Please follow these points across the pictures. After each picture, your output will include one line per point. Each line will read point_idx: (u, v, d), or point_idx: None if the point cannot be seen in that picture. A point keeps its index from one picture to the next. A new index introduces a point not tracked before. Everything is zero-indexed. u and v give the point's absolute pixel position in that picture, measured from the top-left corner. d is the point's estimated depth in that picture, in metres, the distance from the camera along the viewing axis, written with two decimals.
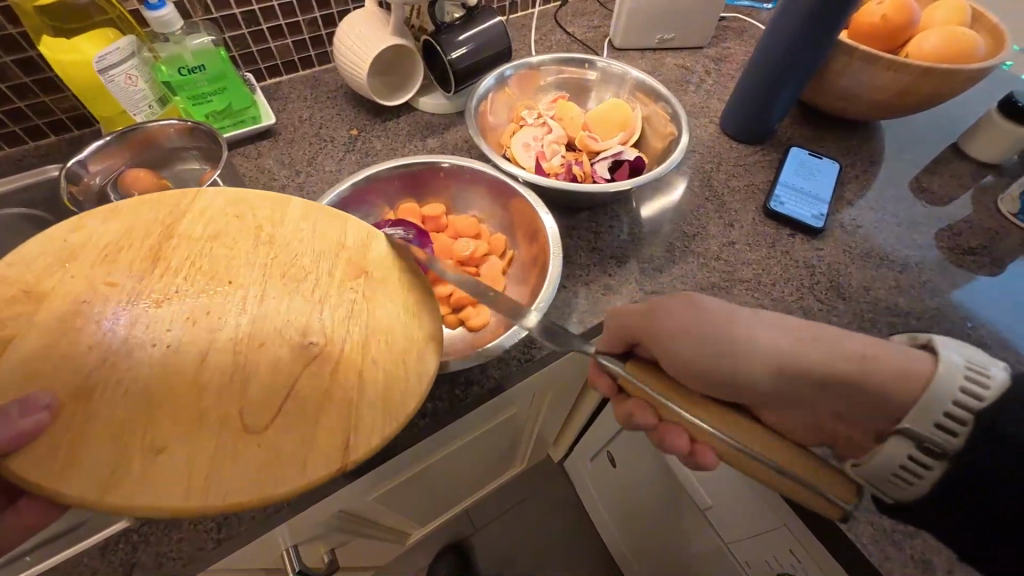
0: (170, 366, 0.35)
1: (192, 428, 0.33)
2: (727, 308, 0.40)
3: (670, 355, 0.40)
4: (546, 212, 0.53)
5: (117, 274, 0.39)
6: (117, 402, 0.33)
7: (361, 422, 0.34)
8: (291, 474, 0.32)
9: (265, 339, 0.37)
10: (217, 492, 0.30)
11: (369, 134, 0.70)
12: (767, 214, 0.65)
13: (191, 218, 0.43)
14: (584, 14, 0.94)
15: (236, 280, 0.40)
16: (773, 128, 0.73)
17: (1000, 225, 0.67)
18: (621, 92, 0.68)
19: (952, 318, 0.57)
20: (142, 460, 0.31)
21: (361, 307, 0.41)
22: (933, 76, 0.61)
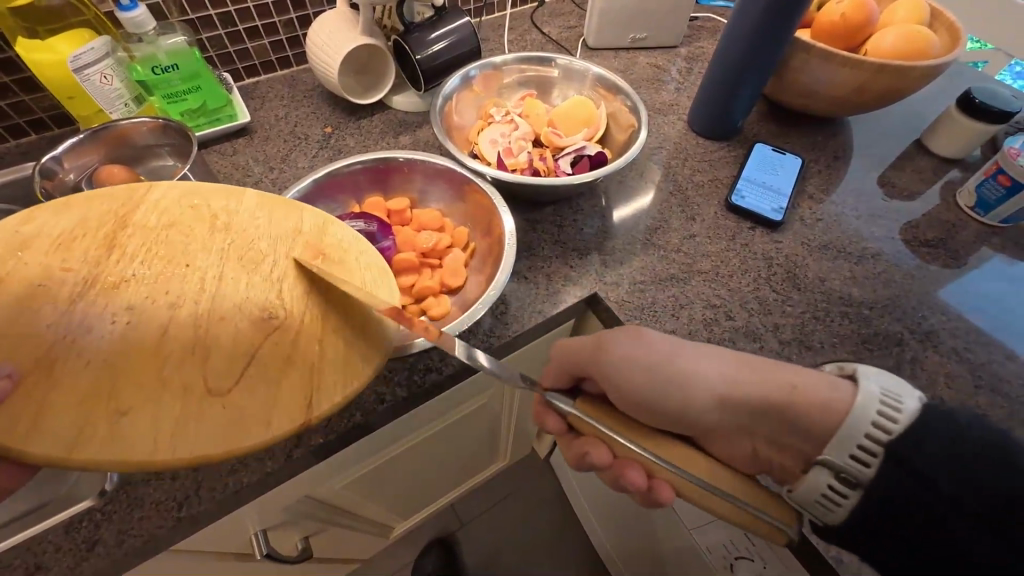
0: (129, 338, 0.35)
1: (155, 396, 0.34)
2: (672, 344, 0.43)
3: (617, 389, 0.43)
4: (507, 211, 0.54)
5: (72, 260, 0.37)
6: (77, 376, 0.33)
7: (324, 381, 0.38)
8: (258, 428, 0.35)
9: (226, 313, 0.38)
10: (185, 447, 0.33)
11: (344, 131, 0.72)
12: (729, 208, 0.66)
13: (146, 208, 0.42)
14: (560, 14, 0.96)
15: (195, 263, 0.40)
16: (739, 124, 0.74)
17: (958, 218, 0.68)
18: (584, 89, 0.70)
19: (906, 308, 0.58)
20: (108, 426, 0.32)
21: (318, 288, 0.43)
22: (887, 73, 0.63)
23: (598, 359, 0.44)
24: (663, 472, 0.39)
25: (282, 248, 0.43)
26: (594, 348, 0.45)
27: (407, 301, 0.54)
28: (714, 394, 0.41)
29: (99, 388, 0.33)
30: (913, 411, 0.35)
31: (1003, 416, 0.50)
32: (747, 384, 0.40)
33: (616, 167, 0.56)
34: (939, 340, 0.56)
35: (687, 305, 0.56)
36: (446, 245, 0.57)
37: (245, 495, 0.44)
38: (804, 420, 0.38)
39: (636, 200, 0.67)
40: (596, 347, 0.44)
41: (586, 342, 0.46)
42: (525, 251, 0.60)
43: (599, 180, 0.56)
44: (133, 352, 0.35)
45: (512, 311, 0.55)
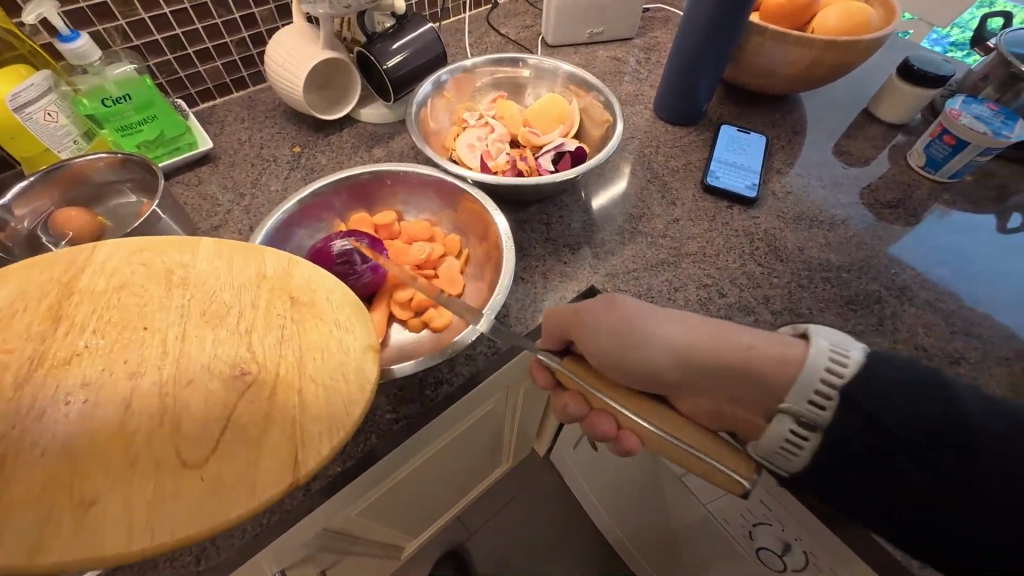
0: (92, 420, 0.33)
1: (123, 480, 0.31)
2: (644, 305, 0.44)
3: (590, 349, 0.44)
4: (499, 214, 0.53)
5: (13, 338, 0.36)
6: (36, 469, 0.31)
7: (308, 436, 0.34)
8: (239, 497, 0.31)
9: (194, 375, 0.36)
10: (162, 529, 0.30)
11: (313, 149, 0.70)
12: (706, 189, 0.68)
13: (93, 271, 0.40)
14: (516, 15, 0.96)
15: (153, 324, 0.38)
16: (703, 110, 0.77)
17: (911, 178, 0.73)
18: (555, 87, 0.71)
19: (878, 267, 0.62)
20: (72, 521, 0.30)
21: (291, 332, 0.39)
22: (834, 48, 0.67)
23: (580, 321, 0.45)
24: (625, 420, 0.41)
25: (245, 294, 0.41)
26: (574, 312, 0.45)
27: (406, 315, 0.53)
28: (668, 350, 0.42)
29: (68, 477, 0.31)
30: (860, 360, 0.36)
31: (979, 356, 0.54)
32: (704, 343, 0.41)
33: (598, 162, 0.57)
34: (913, 293, 0.59)
35: (680, 286, 0.58)
36: (439, 254, 0.56)
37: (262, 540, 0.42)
38: (737, 363, 0.40)
39: (616, 190, 0.68)
40: (577, 311, 0.45)
41: (566, 307, 0.46)
42: (517, 252, 0.60)
43: (584, 175, 0.57)
44: (104, 438, 0.33)
45: (514, 314, 0.55)
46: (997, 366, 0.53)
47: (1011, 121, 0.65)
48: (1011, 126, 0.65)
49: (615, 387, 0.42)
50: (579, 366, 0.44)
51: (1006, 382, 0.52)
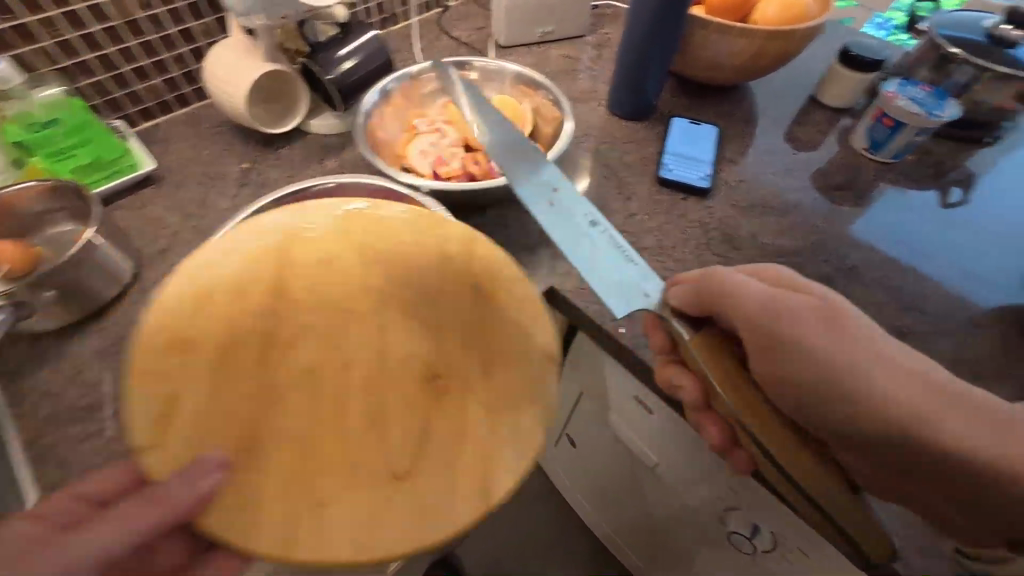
0: (319, 412, 0.39)
1: (349, 484, 0.36)
2: (856, 326, 0.40)
3: (764, 358, 0.38)
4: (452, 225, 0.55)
5: (194, 324, 0.41)
6: (283, 451, 0.37)
7: (496, 465, 0.38)
8: (447, 510, 0.36)
9: (395, 358, 0.42)
10: (382, 545, 0.34)
11: (263, 165, 0.68)
12: (661, 183, 0.69)
13: (299, 249, 0.46)
14: (467, 17, 0.96)
15: (366, 311, 0.43)
16: (654, 104, 0.78)
17: (856, 160, 0.75)
18: (504, 87, 0.70)
19: (829, 249, 0.63)
20: (310, 515, 0.35)
21: (478, 329, 0.44)
22: (775, 38, 0.68)
23: (771, 322, 0.39)
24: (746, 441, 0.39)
25: (400, 287, 0.45)
26: (766, 307, 0.40)
27: None
28: (845, 389, 0.37)
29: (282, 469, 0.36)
30: None
31: (924, 329, 0.56)
32: (949, 421, 0.36)
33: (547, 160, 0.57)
34: (862, 273, 0.61)
35: None
36: None
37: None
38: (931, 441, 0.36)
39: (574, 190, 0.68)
40: (771, 306, 0.40)
41: (768, 299, 0.40)
42: None
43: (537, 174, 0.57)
44: (327, 427, 0.38)
45: None
46: (942, 338, 0.56)
47: (944, 100, 0.68)
48: (943, 105, 0.68)
49: (748, 386, 0.39)
50: (721, 350, 0.41)
51: (950, 353, 0.54)
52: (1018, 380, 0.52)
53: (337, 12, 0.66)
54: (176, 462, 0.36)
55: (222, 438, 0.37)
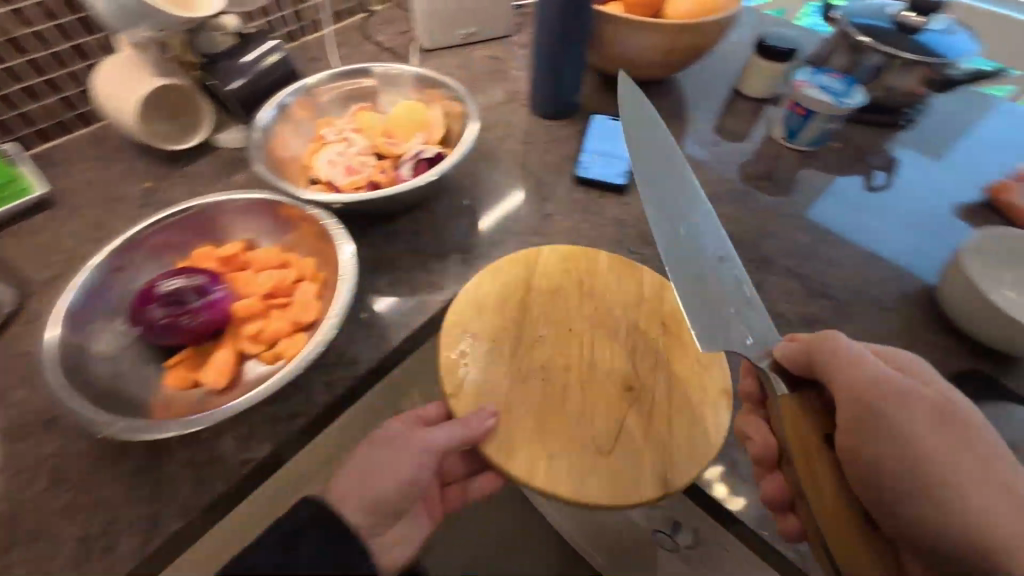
0: (601, 389, 0.50)
1: (617, 439, 0.47)
2: (960, 423, 0.37)
3: (851, 435, 0.37)
4: (347, 241, 0.52)
5: (506, 322, 0.54)
6: (605, 405, 0.49)
7: (672, 460, 0.46)
8: (639, 483, 0.45)
9: (682, 347, 0.53)
10: (613, 492, 0.44)
11: (167, 183, 0.66)
12: (578, 182, 0.68)
13: (540, 272, 0.57)
14: (391, 22, 0.94)
15: (643, 308, 0.56)
16: (576, 102, 0.77)
17: (775, 149, 0.76)
18: (405, 88, 0.69)
19: (743, 240, 0.63)
20: (614, 456, 0.46)
21: (674, 344, 0.53)
22: (683, 31, 0.68)
23: (864, 404, 0.38)
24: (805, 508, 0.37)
25: (610, 321, 0.55)
26: (868, 387, 0.38)
27: (260, 349, 0.50)
28: (919, 480, 0.36)
29: (537, 429, 0.47)
30: None
31: (831, 316, 0.56)
32: None
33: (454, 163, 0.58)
34: (774, 262, 0.61)
35: None
36: (293, 280, 0.53)
37: (440, 501, 0.53)
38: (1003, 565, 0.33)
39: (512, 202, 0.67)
40: (872, 387, 0.38)
41: (875, 379, 0.39)
42: (384, 268, 0.59)
43: (439, 177, 0.56)
44: (560, 405, 0.49)
45: (377, 334, 0.54)
46: (849, 323, 0.56)
47: (852, 87, 0.68)
48: (851, 91, 0.68)
49: (823, 459, 0.37)
50: (808, 414, 0.40)
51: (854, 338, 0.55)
52: None
53: (229, 22, 0.64)
54: (468, 407, 0.48)
55: (610, 388, 0.50)
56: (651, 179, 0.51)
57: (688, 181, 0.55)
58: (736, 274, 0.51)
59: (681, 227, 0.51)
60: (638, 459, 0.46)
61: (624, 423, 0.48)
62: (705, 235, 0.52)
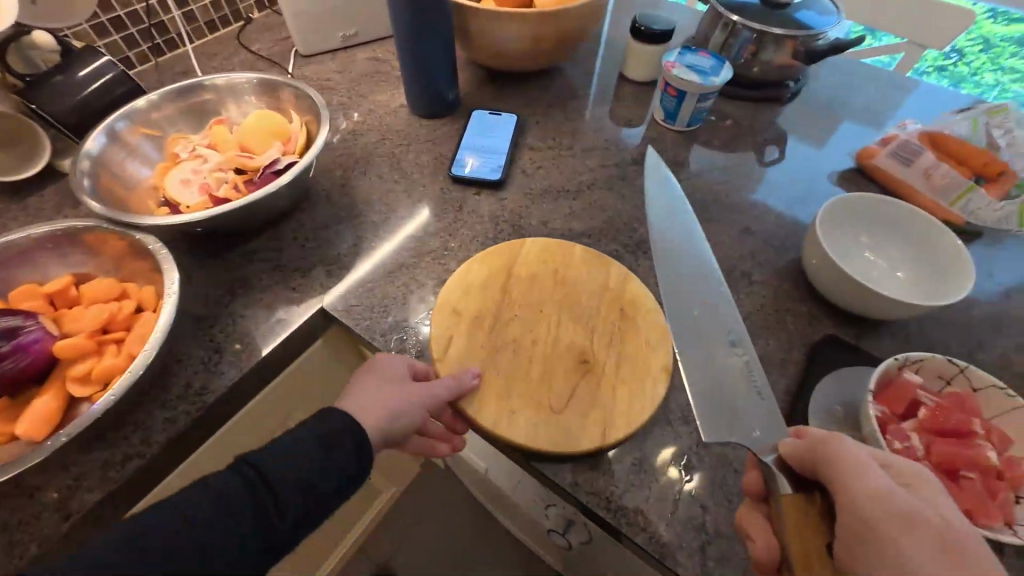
0: (573, 359, 0.49)
1: (572, 404, 0.46)
2: (969, 561, 0.31)
3: (851, 550, 0.32)
4: (172, 270, 0.49)
5: (473, 306, 0.52)
6: (566, 370, 0.48)
7: (613, 424, 0.45)
8: (586, 439, 0.44)
9: (646, 319, 0.52)
10: (552, 443, 0.44)
11: (3, 217, 0.60)
12: (454, 180, 0.66)
13: (521, 262, 0.56)
14: (269, 28, 0.90)
15: (617, 283, 0.55)
16: (455, 98, 0.75)
17: (656, 131, 0.75)
18: (252, 99, 0.65)
19: (620, 226, 0.62)
20: (557, 412, 0.45)
21: (628, 324, 0.51)
22: (546, 19, 0.67)
23: (869, 521, 0.32)
24: None
25: (576, 304, 0.53)
26: (873, 502, 0.33)
27: (93, 389, 0.46)
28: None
29: (505, 399, 0.46)
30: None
31: None
32: None
33: (306, 163, 0.55)
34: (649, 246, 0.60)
35: (416, 289, 0.56)
36: (130, 310, 0.49)
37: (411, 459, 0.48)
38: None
39: (417, 221, 0.62)
40: (878, 503, 0.33)
41: (882, 494, 0.33)
42: (238, 288, 0.55)
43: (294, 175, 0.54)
44: (528, 374, 0.47)
45: (228, 359, 0.50)
46: None
47: (721, 65, 0.69)
48: (719, 69, 0.68)
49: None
50: (814, 518, 0.36)
51: None
52: (784, 334, 0.53)
53: (43, 37, 0.59)
54: (453, 369, 0.47)
55: (573, 358, 0.49)
56: (674, 241, 0.55)
57: (702, 250, 0.55)
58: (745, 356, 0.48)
59: (696, 311, 0.50)
60: (584, 419, 0.45)
61: (577, 390, 0.47)
62: (720, 312, 0.51)
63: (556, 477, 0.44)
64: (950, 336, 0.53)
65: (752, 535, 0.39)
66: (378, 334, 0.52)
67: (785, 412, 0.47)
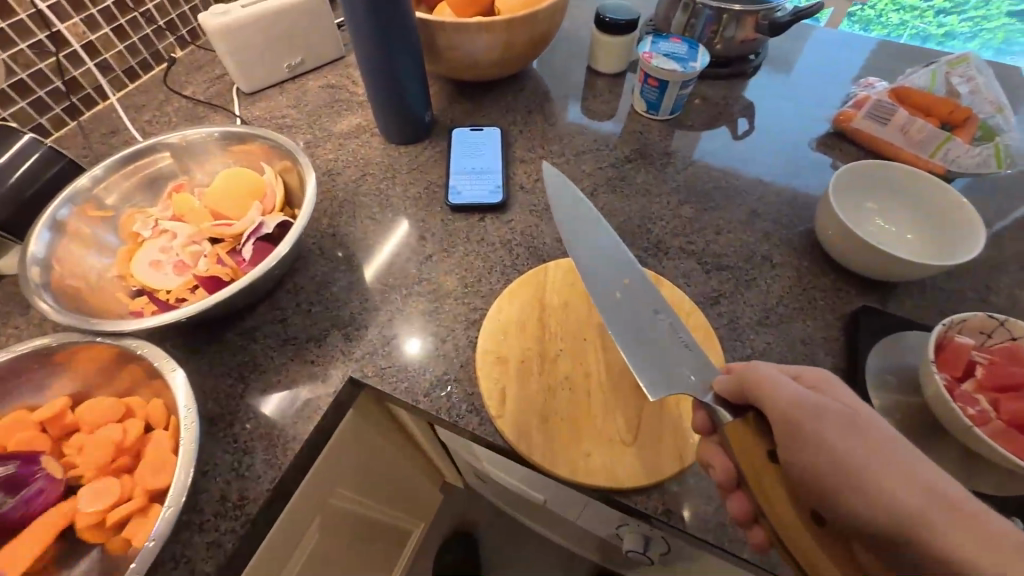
0: (629, 383, 0.47)
1: (641, 431, 0.44)
2: (872, 431, 0.32)
3: (788, 452, 0.32)
4: (175, 372, 0.42)
5: (515, 349, 0.49)
6: (626, 396, 0.46)
7: (687, 443, 0.44)
8: (666, 465, 0.43)
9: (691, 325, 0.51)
10: (632, 477, 0.42)
11: None
12: (453, 210, 0.62)
13: (551, 289, 0.53)
14: (199, 67, 0.80)
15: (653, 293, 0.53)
16: (430, 119, 0.70)
17: (641, 124, 0.74)
18: (214, 154, 0.58)
19: (635, 231, 0.61)
20: (630, 442, 0.44)
21: None
22: (517, 24, 0.63)
23: (796, 424, 0.33)
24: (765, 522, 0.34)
25: None
26: (796, 408, 0.33)
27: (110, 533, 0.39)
28: (891, 518, 0.29)
29: (574, 438, 0.44)
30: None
31: (732, 287, 0.56)
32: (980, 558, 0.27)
33: (302, 224, 0.49)
34: (667, 246, 0.60)
35: (447, 336, 0.52)
36: (136, 433, 0.41)
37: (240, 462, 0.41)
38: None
39: (396, 239, 0.60)
40: (799, 407, 0.33)
41: (793, 399, 0.34)
42: (249, 373, 0.49)
43: (290, 246, 0.48)
44: (590, 408, 0.46)
45: (260, 458, 0.44)
46: (751, 289, 0.56)
47: (695, 49, 0.68)
48: (695, 54, 0.68)
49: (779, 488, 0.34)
50: (752, 437, 0.36)
51: (758, 305, 0.54)
52: (818, 312, 0.54)
53: None
54: (516, 424, 0.45)
55: (631, 382, 0.47)
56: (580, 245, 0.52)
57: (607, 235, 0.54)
58: (673, 319, 0.48)
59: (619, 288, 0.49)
60: (657, 443, 0.44)
61: (642, 414, 0.45)
62: (639, 281, 0.51)
63: (645, 507, 0.42)
64: (961, 286, 0.55)
65: (710, 462, 0.39)
66: (420, 395, 0.48)
67: None
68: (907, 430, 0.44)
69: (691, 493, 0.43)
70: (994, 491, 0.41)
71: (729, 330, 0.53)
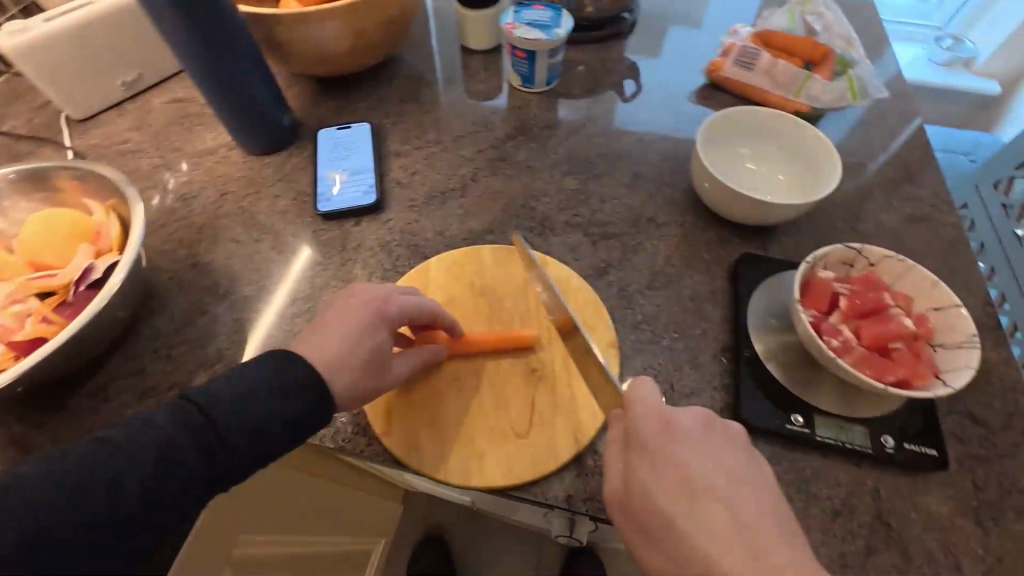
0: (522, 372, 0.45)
1: (535, 420, 0.43)
2: (654, 517, 0.32)
3: None
4: None
5: None
6: (519, 387, 0.45)
7: (582, 423, 0.43)
8: (562, 451, 0.42)
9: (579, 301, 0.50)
10: (528, 471, 0.41)
11: None
12: (326, 218, 0.58)
13: (435, 286, 0.51)
14: (18, 96, 0.70)
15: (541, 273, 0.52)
16: (292, 123, 0.64)
17: (520, 98, 0.72)
18: (26, 196, 0.51)
19: (519, 212, 0.59)
20: (525, 434, 0.42)
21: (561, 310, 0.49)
22: (361, 8, 0.59)
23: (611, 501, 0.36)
24: None
25: (505, 311, 0.49)
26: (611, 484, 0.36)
27: None
28: None
29: (466, 442, 0.42)
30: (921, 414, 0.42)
31: (620, 255, 0.55)
32: None
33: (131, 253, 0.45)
34: (553, 222, 0.58)
35: None
36: None
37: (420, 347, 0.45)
38: None
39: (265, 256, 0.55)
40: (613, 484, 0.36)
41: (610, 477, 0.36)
42: None
43: (122, 277, 0.44)
44: (482, 405, 0.44)
45: None
46: (638, 254, 0.55)
47: (558, 15, 0.66)
48: (558, 19, 0.65)
49: None
50: None
51: (646, 269, 0.54)
52: (703, 266, 0.54)
53: None
54: (405, 438, 0.42)
55: (524, 372, 0.46)
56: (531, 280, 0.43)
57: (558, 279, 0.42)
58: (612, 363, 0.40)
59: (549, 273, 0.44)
60: (552, 429, 0.43)
61: (536, 403, 0.44)
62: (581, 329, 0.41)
63: (547, 498, 0.41)
64: (834, 220, 0.57)
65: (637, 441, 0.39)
66: None
67: (731, 341, 0.48)
68: (792, 370, 0.45)
69: (592, 474, 0.42)
70: (872, 414, 0.43)
71: (620, 298, 0.52)
